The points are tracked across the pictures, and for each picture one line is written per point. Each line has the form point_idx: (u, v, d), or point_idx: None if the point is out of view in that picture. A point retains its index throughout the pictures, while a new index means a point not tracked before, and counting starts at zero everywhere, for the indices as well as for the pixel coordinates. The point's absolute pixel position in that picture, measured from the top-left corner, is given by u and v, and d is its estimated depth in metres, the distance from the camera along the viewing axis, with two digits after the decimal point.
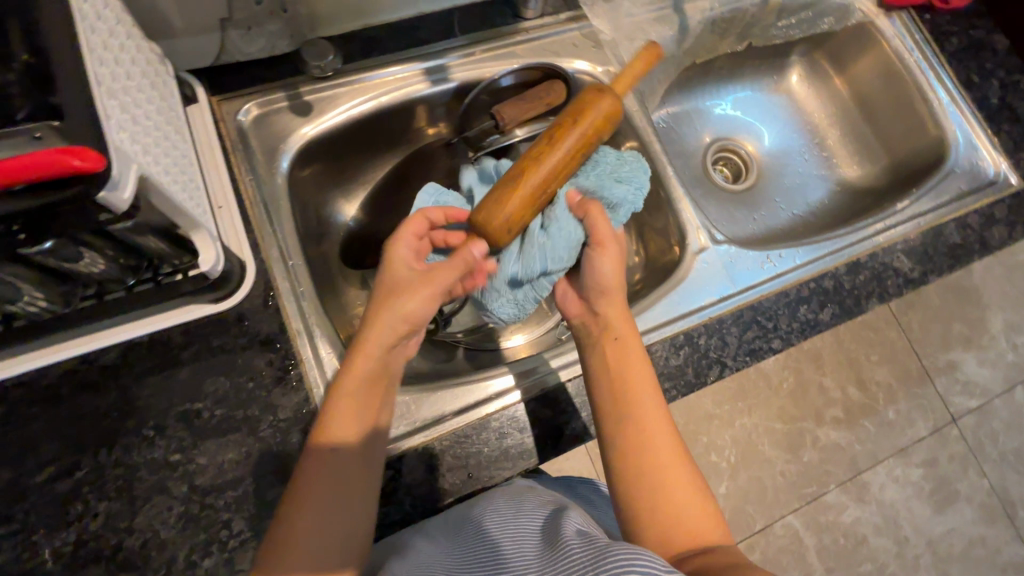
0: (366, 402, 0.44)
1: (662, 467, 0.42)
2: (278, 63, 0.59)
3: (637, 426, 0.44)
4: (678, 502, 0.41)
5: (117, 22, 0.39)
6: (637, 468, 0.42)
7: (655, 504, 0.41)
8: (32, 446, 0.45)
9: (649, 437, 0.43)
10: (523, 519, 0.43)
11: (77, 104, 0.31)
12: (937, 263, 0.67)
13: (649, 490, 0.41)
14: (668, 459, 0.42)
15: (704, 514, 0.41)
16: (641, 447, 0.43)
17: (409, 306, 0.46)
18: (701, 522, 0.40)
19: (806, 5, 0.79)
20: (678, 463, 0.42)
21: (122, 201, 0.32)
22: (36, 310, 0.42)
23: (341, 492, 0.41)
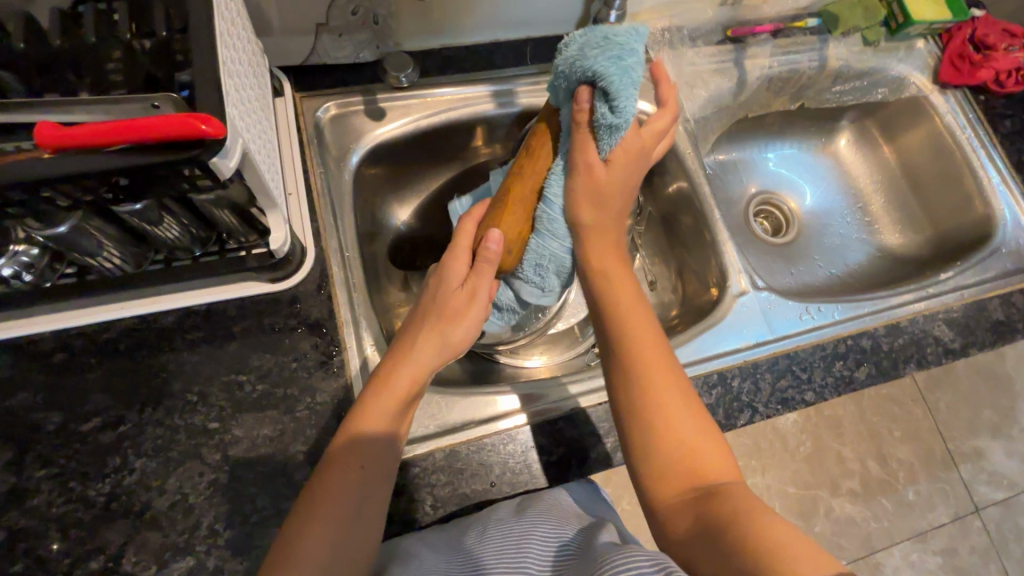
0: (386, 420, 0.43)
1: (673, 415, 0.41)
2: (361, 70, 0.64)
3: (637, 362, 0.43)
4: (695, 448, 0.40)
5: (238, 12, 0.43)
6: (640, 415, 0.42)
7: (658, 441, 0.40)
8: (85, 394, 0.47)
9: (658, 386, 0.42)
10: (528, 522, 0.44)
11: (206, 76, 0.34)
12: (978, 337, 0.66)
13: (653, 440, 0.41)
14: (680, 410, 0.41)
15: (711, 451, 0.40)
16: (632, 386, 0.42)
17: (457, 332, 0.47)
18: (711, 458, 0.40)
19: (862, 74, 0.82)
20: (696, 417, 0.41)
21: (227, 168, 0.34)
22: (110, 267, 0.45)
23: (367, 494, 0.41)
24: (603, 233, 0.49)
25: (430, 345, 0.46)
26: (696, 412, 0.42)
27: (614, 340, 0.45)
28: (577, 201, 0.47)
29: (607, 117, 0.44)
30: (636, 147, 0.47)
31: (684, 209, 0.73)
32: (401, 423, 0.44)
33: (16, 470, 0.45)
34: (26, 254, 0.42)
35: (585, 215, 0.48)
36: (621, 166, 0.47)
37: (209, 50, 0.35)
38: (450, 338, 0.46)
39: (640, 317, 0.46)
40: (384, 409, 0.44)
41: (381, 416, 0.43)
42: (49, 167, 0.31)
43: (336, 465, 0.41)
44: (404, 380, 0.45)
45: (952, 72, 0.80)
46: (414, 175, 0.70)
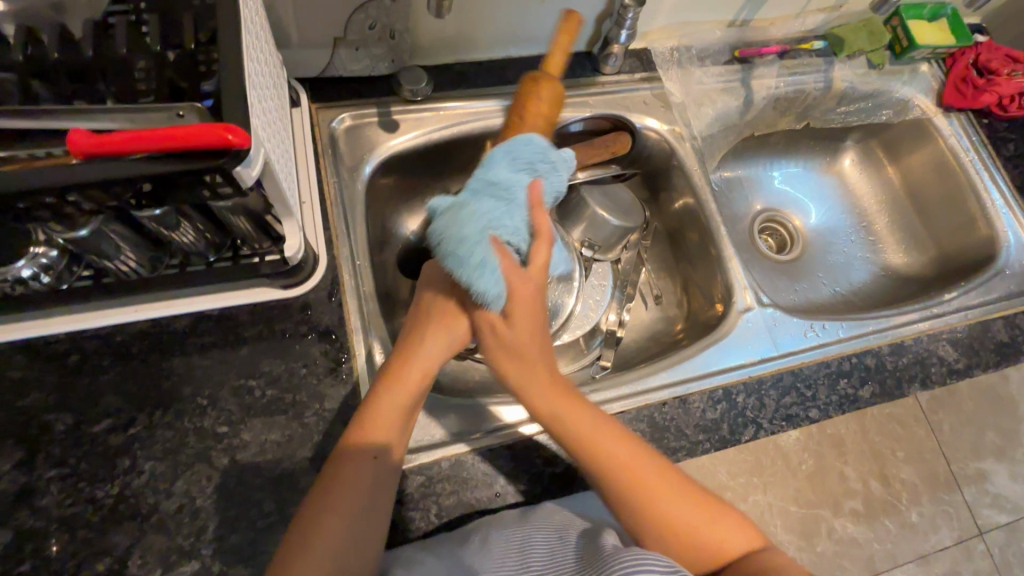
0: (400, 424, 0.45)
1: (678, 523, 0.44)
2: (376, 82, 0.65)
3: (625, 488, 0.45)
4: (711, 537, 0.44)
5: (261, 26, 0.45)
6: (655, 539, 0.44)
7: (684, 553, 0.43)
8: (97, 396, 0.48)
9: (649, 502, 0.44)
10: (530, 530, 0.45)
11: (233, 87, 0.35)
12: (982, 357, 0.67)
13: (675, 548, 0.43)
14: (679, 510, 0.44)
15: (724, 522, 0.44)
16: (645, 521, 0.44)
17: (460, 331, 0.49)
18: (723, 527, 0.44)
19: (866, 96, 0.83)
20: (695, 508, 0.45)
21: (249, 177, 0.35)
22: (125, 271, 0.46)
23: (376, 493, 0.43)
24: (541, 362, 0.48)
25: (439, 338, 0.49)
26: (694, 501, 0.45)
27: (612, 491, 0.45)
28: (501, 359, 0.48)
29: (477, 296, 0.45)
30: (530, 294, 0.46)
31: (690, 225, 0.74)
32: (408, 423, 0.46)
33: (27, 470, 0.45)
34: (45, 256, 0.43)
35: (511, 363, 0.48)
36: (525, 311, 0.46)
37: (235, 62, 0.36)
38: (453, 337, 0.49)
39: (613, 438, 0.46)
40: (392, 407, 0.45)
41: (390, 413, 0.45)
42: (78, 174, 0.32)
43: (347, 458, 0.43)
44: (413, 375, 0.47)
45: (955, 95, 0.81)
46: (424, 186, 0.71)
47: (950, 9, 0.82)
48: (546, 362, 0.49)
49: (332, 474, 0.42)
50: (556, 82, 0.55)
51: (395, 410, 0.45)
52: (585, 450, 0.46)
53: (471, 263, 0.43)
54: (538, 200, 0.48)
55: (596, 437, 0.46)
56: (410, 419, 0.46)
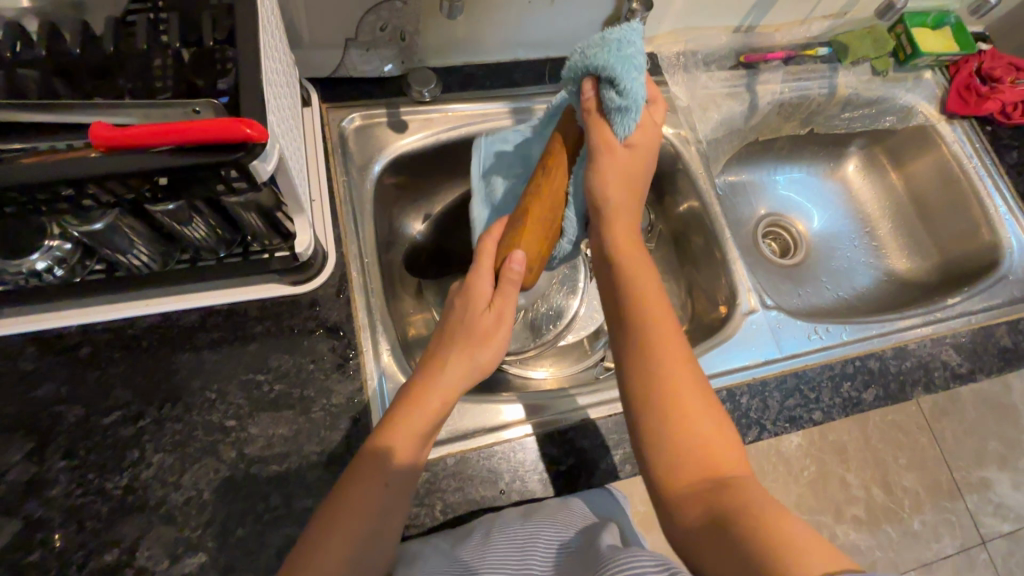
0: (414, 448, 0.44)
1: (684, 402, 0.41)
2: (386, 83, 0.66)
3: (653, 338, 0.43)
4: (709, 445, 0.39)
5: (277, 25, 0.45)
6: (662, 395, 0.41)
7: (672, 423, 0.40)
8: (107, 388, 0.48)
9: (670, 370, 0.42)
10: (533, 525, 0.45)
11: (250, 84, 0.36)
12: (986, 362, 0.67)
13: (670, 419, 0.40)
14: (691, 388, 0.41)
15: (723, 443, 0.40)
16: (654, 383, 0.41)
17: (485, 354, 0.47)
18: (717, 440, 0.40)
19: (870, 102, 0.84)
20: (710, 411, 0.41)
21: (264, 172, 0.36)
22: (137, 265, 0.46)
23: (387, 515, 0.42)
24: (625, 216, 0.47)
25: (460, 370, 0.46)
26: (712, 410, 0.41)
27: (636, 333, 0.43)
28: (603, 184, 0.46)
29: (615, 97, 0.43)
30: (641, 166, 0.47)
31: (694, 228, 0.74)
32: (424, 447, 0.44)
33: (37, 460, 0.45)
34: (59, 249, 0.44)
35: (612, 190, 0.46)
36: (645, 146, 0.46)
37: (252, 59, 0.37)
38: (479, 360, 0.47)
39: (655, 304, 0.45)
40: (412, 433, 0.43)
41: (409, 440, 0.43)
42: (98, 166, 0.32)
43: (359, 476, 0.42)
44: (434, 403, 0.45)
45: (959, 103, 0.82)
46: (431, 187, 0.71)
47: (953, 18, 0.83)
48: (628, 225, 0.48)
49: (342, 490, 0.41)
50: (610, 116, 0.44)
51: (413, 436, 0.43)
52: (635, 293, 0.45)
53: (629, 62, 0.42)
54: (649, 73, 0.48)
55: (653, 298, 0.45)
56: (428, 441, 0.45)
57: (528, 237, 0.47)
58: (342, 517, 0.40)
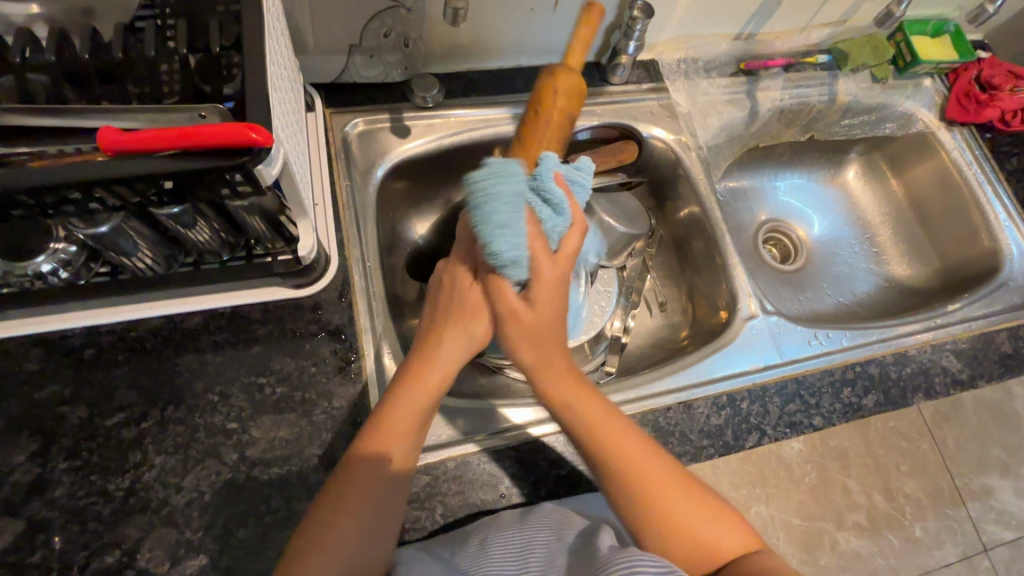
0: (410, 433, 0.45)
1: (674, 517, 0.43)
2: (389, 89, 0.67)
3: (629, 473, 0.45)
4: (705, 537, 0.43)
5: (282, 31, 0.46)
6: (651, 529, 0.43)
7: (676, 549, 0.43)
8: (111, 390, 0.49)
9: (649, 495, 0.44)
10: (530, 531, 0.45)
11: (256, 89, 0.36)
12: (986, 369, 0.67)
13: (672, 547, 0.43)
14: (680, 503, 0.44)
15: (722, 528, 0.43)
16: (647, 520, 0.43)
17: (481, 329, 0.49)
18: (719, 530, 0.43)
19: (870, 109, 0.84)
20: (696, 504, 0.44)
21: (269, 176, 0.36)
22: (142, 268, 0.47)
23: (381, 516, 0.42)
24: (558, 349, 0.48)
25: (456, 341, 0.48)
26: (692, 498, 0.44)
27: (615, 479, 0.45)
28: (517, 347, 0.48)
29: (500, 264, 0.43)
30: (559, 278, 0.47)
31: (695, 234, 0.75)
32: (419, 437, 0.45)
33: (41, 461, 0.46)
34: (64, 252, 0.44)
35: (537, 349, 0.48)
36: (551, 291, 0.47)
37: (258, 65, 0.37)
38: (474, 334, 0.49)
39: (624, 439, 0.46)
40: (410, 423, 0.45)
41: (404, 434, 0.44)
42: (106, 170, 0.33)
43: (357, 476, 0.42)
44: (435, 375, 0.47)
45: (958, 110, 0.82)
46: (433, 191, 0.72)
47: (953, 26, 0.84)
48: (561, 352, 0.49)
49: (340, 494, 0.41)
50: (574, 74, 0.53)
51: (411, 429, 0.45)
52: (590, 432, 0.46)
53: (502, 228, 0.41)
54: (567, 185, 0.49)
55: (605, 421, 0.46)
56: (425, 428, 0.46)
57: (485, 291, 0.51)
58: (342, 522, 0.41)
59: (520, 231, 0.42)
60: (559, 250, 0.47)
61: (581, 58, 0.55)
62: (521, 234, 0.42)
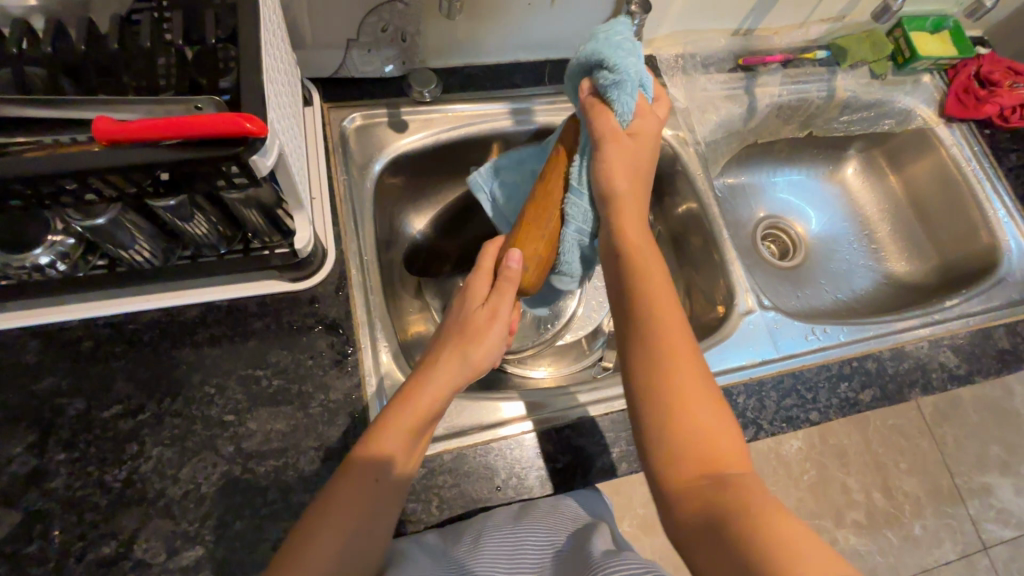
0: (406, 448, 0.43)
1: (688, 397, 0.40)
2: (387, 84, 0.67)
3: (651, 335, 0.43)
4: (710, 432, 0.39)
5: (278, 23, 0.46)
6: (661, 394, 0.40)
7: (674, 425, 0.40)
8: (108, 382, 0.49)
9: (675, 370, 0.41)
10: (523, 529, 0.45)
11: (251, 80, 0.37)
12: (983, 364, 0.67)
13: (675, 420, 0.40)
14: (690, 388, 0.40)
15: (724, 441, 0.39)
16: (654, 383, 0.41)
17: (478, 352, 0.48)
18: (722, 445, 0.39)
19: (869, 105, 0.84)
20: (709, 398, 0.40)
21: (263, 167, 0.36)
22: (139, 261, 0.47)
23: (369, 523, 0.40)
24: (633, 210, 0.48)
25: (450, 368, 0.46)
26: (713, 400, 0.41)
27: (640, 331, 0.43)
28: (610, 169, 0.48)
29: (609, 74, 0.47)
30: (650, 139, 0.50)
31: (693, 230, 0.75)
32: (413, 452, 0.44)
33: (38, 452, 0.46)
34: (62, 244, 0.44)
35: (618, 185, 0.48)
36: (642, 138, 0.49)
37: (254, 56, 0.37)
38: (471, 358, 0.47)
39: (662, 302, 0.44)
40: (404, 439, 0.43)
41: (399, 441, 0.43)
42: (102, 159, 0.33)
43: (348, 481, 0.41)
44: (426, 401, 0.45)
45: (957, 106, 0.82)
46: (432, 186, 0.72)
47: (952, 22, 0.84)
48: (636, 206, 0.49)
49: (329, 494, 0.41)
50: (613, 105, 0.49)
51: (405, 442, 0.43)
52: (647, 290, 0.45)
53: (624, 50, 0.47)
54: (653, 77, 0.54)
55: (659, 297, 0.44)
56: (418, 444, 0.45)
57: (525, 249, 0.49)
58: (328, 520, 0.39)
59: (636, 62, 0.48)
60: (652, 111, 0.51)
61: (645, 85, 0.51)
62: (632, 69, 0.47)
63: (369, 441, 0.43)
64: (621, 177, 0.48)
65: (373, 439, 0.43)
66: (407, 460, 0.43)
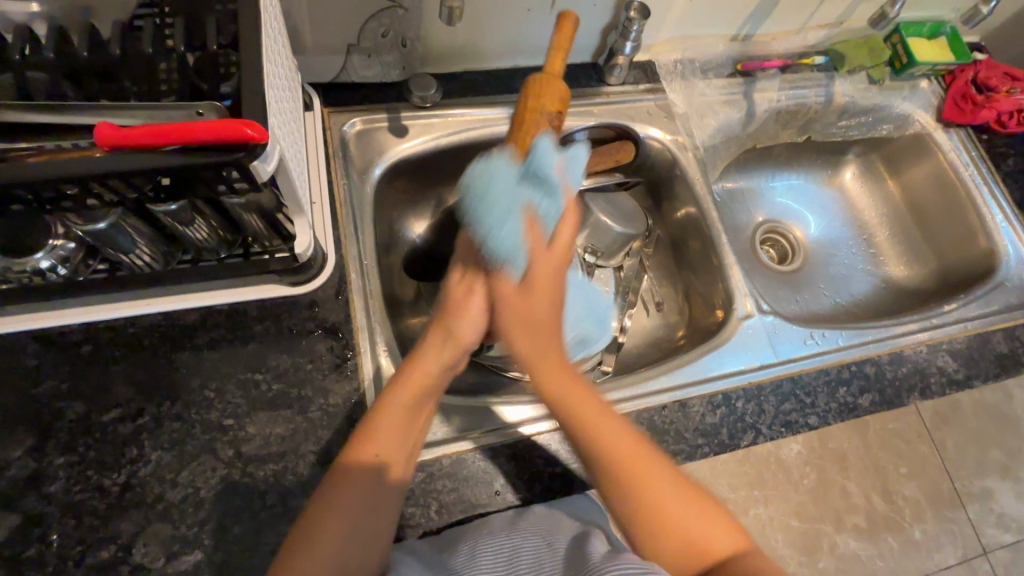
0: (404, 434, 0.45)
1: (665, 515, 0.42)
2: (387, 88, 0.67)
3: (619, 469, 0.43)
4: (696, 531, 0.42)
5: (278, 29, 0.46)
6: (644, 531, 0.42)
7: (666, 542, 0.41)
8: (107, 386, 0.49)
9: (642, 491, 0.42)
10: (518, 536, 0.45)
11: (253, 86, 0.37)
12: (982, 368, 0.67)
13: (666, 551, 0.41)
14: (669, 500, 0.42)
15: (718, 529, 0.42)
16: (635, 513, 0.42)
17: (463, 326, 0.48)
18: (713, 535, 0.42)
19: (866, 110, 0.85)
20: (688, 500, 0.43)
21: (264, 172, 0.37)
22: (140, 264, 0.47)
23: (366, 517, 0.41)
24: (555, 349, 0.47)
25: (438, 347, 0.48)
26: (694, 502, 0.43)
27: (603, 466, 0.44)
28: (510, 337, 0.47)
29: (494, 250, 0.47)
30: (551, 265, 0.48)
31: (692, 234, 0.75)
32: (409, 443, 0.45)
33: (37, 456, 0.46)
34: (63, 248, 0.44)
35: (518, 327, 0.47)
36: (543, 284, 0.47)
37: (254, 62, 0.37)
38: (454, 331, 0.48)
39: (614, 425, 0.45)
40: (401, 429, 0.44)
41: (390, 436, 0.44)
42: (99, 165, 0.33)
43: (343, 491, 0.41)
44: (422, 377, 0.46)
45: (954, 111, 0.83)
46: (431, 190, 0.72)
47: (949, 28, 0.84)
48: (554, 342, 0.47)
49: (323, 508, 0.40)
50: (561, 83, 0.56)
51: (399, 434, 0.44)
52: (583, 418, 0.45)
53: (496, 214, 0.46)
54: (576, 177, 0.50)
55: (606, 422, 0.45)
56: (413, 429, 0.45)
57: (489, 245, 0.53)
58: (325, 525, 0.40)
59: (510, 222, 0.46)
60: (555, 242, 0.48)
61: (563, 57, 0.56)
62: (513, 220, 0.46)
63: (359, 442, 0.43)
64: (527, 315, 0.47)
65: (364, 434, 0.44)
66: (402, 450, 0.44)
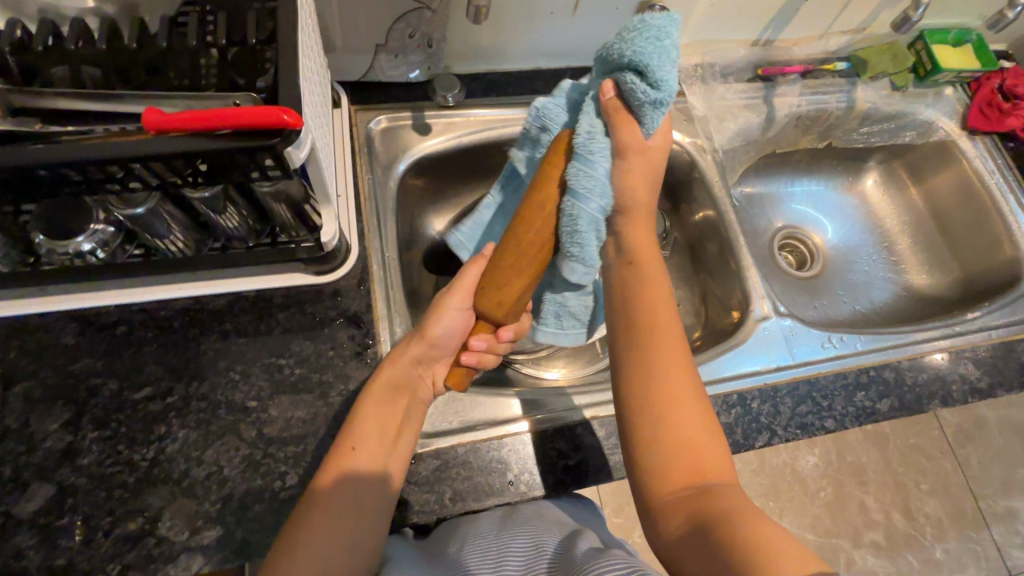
0: (379, 434, 0.45)
1: (675, 426, 0.41)
2: (412, 88, 0.69)
3: (649, 355, 0.43)
4: (695, 449, 0.40)
5: (311, 27, 0.48)
6: (645, 413, 0.42)
7: (662, 456, 0.40)
8: (140, 365, 0.51)
9: (668, 400, 0.42)
10: (508, 535, 0.45)
11: (290, 77, 0.39)
12: (1006, 378, 0.65)
13: (649, 459, 0.41)
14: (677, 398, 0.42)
15: (711, 450, 0.41)
16: (644, 421, 0.42)
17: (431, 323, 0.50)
18: (708, 460, 0.40)
19: (889, 117, 0.84)
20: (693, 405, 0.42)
21: (297, 158, 0.38)
22: (173, 251, 0.49)
23: (355, 503, 0.42)
24: (645, 218, 0.49)
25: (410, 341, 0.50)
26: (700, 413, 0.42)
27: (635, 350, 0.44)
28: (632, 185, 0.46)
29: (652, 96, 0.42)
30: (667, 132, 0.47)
31: (710, 236, 0.75)
32: (393, 449, 0.46)
33: (72, 430, 0.48)
34: (103, 232, 0.46)
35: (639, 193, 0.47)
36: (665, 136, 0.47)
37: (290, 55, 0.39)
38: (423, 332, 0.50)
39: (662, 306, 0.46)
40: (376, 428, 0.45)
41: (372, 433, 0.45)
42: (145, 146, 0.35)
43: (318, 512, 0.41)
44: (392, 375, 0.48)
45: (980, 119, 0.82)
46: (451, 189, 0.74)
47: (974, 35, 0.84)
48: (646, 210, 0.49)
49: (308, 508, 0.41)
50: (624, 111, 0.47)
51: (377, 434, 0.45)
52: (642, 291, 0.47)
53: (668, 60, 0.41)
54: None
55: (656, 304, 0.46)
56: (390, 436, 0.46)
57: (509, 267, 0.44)
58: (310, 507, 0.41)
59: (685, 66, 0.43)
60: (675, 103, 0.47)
61: None
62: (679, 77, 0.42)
63: (350, 432, 0.45)
64: (633, 177, 0.46)
65: (361, 417, 0.46)
66: (377, 454, 0.44)
